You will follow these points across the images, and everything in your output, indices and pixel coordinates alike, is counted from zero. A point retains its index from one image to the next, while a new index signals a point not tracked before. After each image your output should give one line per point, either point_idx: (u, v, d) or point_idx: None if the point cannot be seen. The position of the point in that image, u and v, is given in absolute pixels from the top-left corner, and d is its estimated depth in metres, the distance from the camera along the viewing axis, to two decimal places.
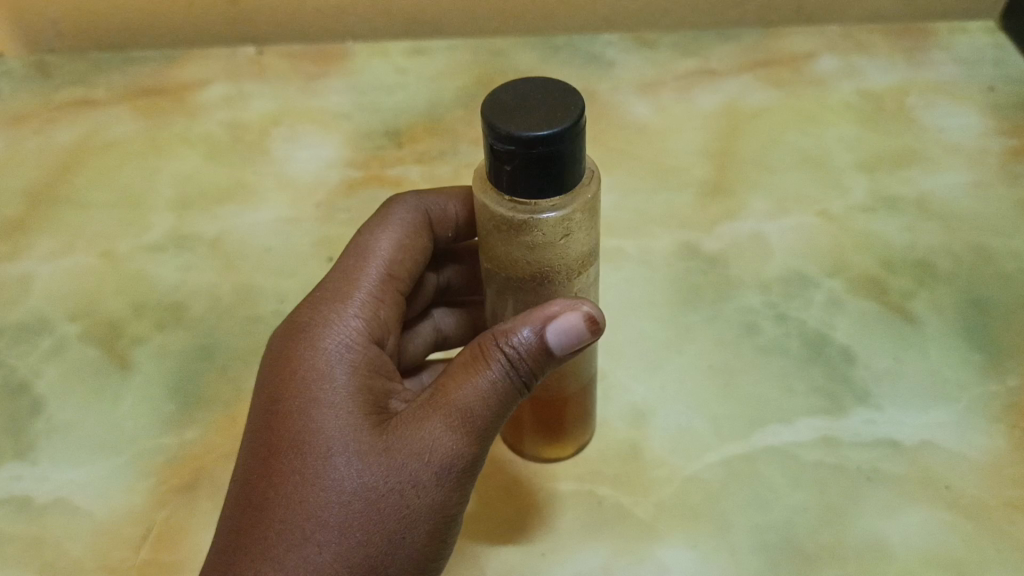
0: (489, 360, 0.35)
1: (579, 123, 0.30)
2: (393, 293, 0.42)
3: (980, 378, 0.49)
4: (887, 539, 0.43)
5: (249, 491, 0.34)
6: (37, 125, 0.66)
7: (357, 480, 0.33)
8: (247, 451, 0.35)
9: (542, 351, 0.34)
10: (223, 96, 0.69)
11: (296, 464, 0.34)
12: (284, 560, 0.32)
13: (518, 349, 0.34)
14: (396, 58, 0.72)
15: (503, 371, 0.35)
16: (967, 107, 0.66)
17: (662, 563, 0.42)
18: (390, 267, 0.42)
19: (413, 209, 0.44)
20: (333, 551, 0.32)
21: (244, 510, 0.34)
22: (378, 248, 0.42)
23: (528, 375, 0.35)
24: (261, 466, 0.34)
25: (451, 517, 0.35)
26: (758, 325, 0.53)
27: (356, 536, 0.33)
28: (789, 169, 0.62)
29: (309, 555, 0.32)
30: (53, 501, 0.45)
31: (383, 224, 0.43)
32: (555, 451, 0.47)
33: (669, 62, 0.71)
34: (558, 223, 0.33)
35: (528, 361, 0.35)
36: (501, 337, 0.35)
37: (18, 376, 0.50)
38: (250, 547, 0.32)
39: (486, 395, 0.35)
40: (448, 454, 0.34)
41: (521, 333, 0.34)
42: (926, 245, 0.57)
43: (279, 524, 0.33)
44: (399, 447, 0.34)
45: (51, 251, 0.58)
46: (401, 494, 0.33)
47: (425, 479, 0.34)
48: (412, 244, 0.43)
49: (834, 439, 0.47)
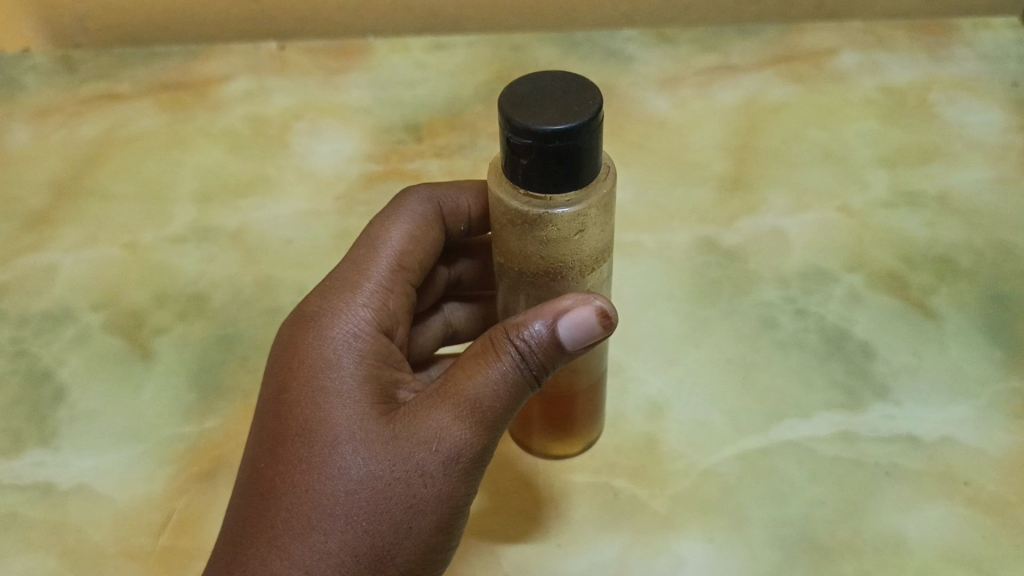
0: (499, 352, 0.35)
1: (596, 118, 0.30)
2: (403, 284, 0.42)
3: (1000, 375, 0.49)
4: (904, 532, 0.43)
5: (256, 479, 0.34)
6: (62, 118, 0.67)
7: (364, 468, 0.33)
8: (256, 438, 0.36)
9: (554, 344, 0.35)
10: (245, 91, 0.69)
11: (303, 452, 0.34)
12: (290, 549, 0.32)
13: (529, 342, 0.34)
14: (416, 54, 0.72)
15: (514, 364, 0.35)
16: (989, 104, 0.66)
17: (678, 557, 0.42)
18: (401, 257, 0.42)
19: (425, 202, 0.44)
20: (338, 540, 0.33)
21: (252, 497, 0.34)
22: (390, 239, 0.42)
23: (538, 368, 0.35)
24: (268, 453, 0.35)
25: (458, 508, 0.35)
26: (776, 319, 0.52)
27: (362, 525, 0.33)
28: (810, 164, 0.62)
29: (316, 544, 0.32)
30: (75, 487, 0.46)
31: (395, 216, 0.43)
32: (564, 446, 0.47)
33: (689, 58, 0.70)
34: (572, 218, 0.33)
35: (539, 355, 0.35)
36: (513, 330, 0.35)
37: (42, 365, 0.51)
38: (256, 535, 0.33)
39: (496, 387, 0.35)
40: (457, 444, 0.34)
41: (532, 327, 0.35)
42: (948, 240, 0.56)
43: (286, 511, 0.33)
44: (406, 436, 0.34)
45: (75, 243, 0.58)
46: (407, 483, 0.34)
47: (433, 469, 0.34)
48: (423, 235, 0.44)
49: (852, 434, 0.47)
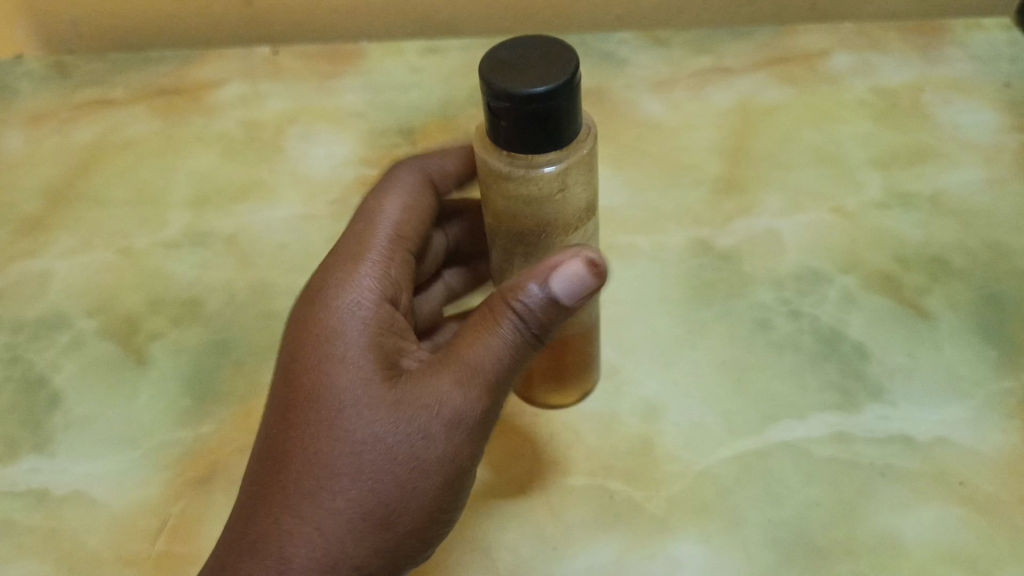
0: (500, 318, 0.35)
1: (574, 80, 0.31)
2: (403, 251, 0.42)
3: (995, 374, 0.49)
4: (901, 534, 0.43)
5: (271, 443, 0.36)
6: (57, 124, 0.67)
7: (371, 432, 0.34)
8: (269, 404, 0.37)
9: (552, 304, 0.35)
10: (239, 96, 0.69)
11: (310, 417, 0.35)
12: (303, 509, 0.34)
13: (528, 303, 0.35)
14: (410, 58, 0.72)
15: (514, 327, 0.35)
16: (981, 104, 0.66)
17: (674, 559, 0.43)
18: (399, 225, 0.43)
19: (414, 171, 0.45)
20: (347, 498, 0.34)
21: (266, 460, 0.35)
22: (388, 209, 0.43)
23: (538, 328, 0.35)
24: (280, 420, 0.36)
25: (465, 467, 0.36)
26: (770, 321, 0.53)
27: (369, 485, 0.34)
28: (803, 166, 0.62)
29: (326, 503, 0.34)
30: (71, 493, 0.46)
31: (390, 187, 0.44)
32: (564, 396, 0.50)
33: (682, 61, 0.70)
34: (555, 176, 0.34)
35: (538, 314, 0.35)
36: (511, 294, 0.35)
37: (37, 370, 0.51)
38: (272, 495, 0.34)
39: (498, 351, 0.36)
40: (459, 406, 0.35)
41: (529, 289, 0.35)
42: (941, 241, 0.57)
43: (297, 473, 0.34)
44: (410, 400, 0.35)
45: (70, 248, 0.58)
46: (412, 444, 0.34)
47: (436, 431, 0.34)
48: (417, 203, 0.44)
49: (847, 435, 0.47)
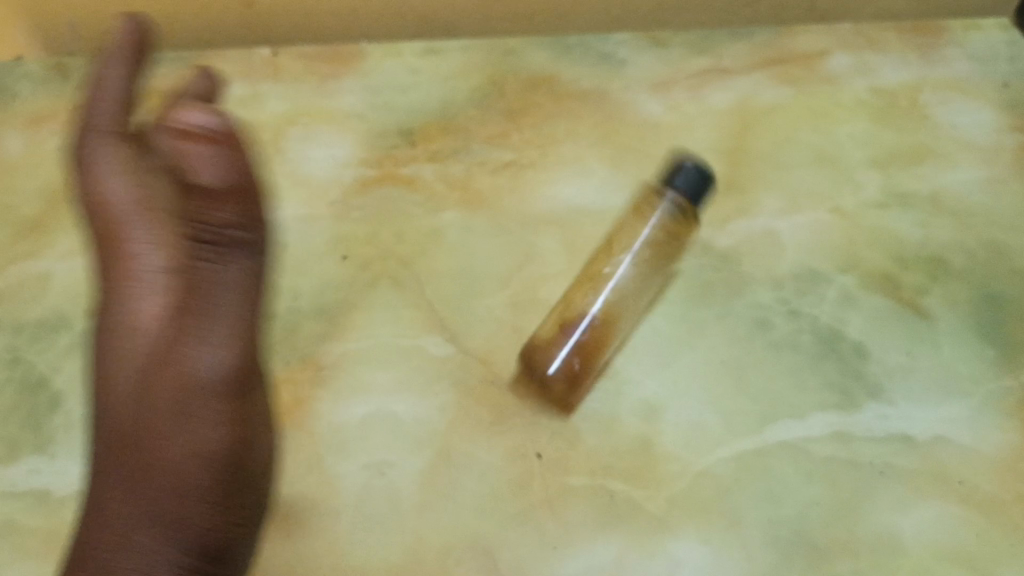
0: (191, 351, 0.47)
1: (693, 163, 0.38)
2: (145, 247, 0.52)
3: (992, 373, 0.50)
4: (898, 532, 0.45)
5: (102, 469, 0.46)
6: (56, 125, 0.67)
7: (165, 448, 0.45)
8: (99, 437, 0.47)
9: (222, 368, 0.46)
10: (237, 97, 0.69)
11: (121, 456, 0.46)
12: (113, 525, 0.43)
13: (209, 368, 0.46)
14: (408, 58, 0.71)
15: (210, 364, 0.46)
16: (980, 104, 0.66)
17: (672, 557, 0.44)
18: (136, 228, 0.53)
19: (163, 149, 0.49)
20: (138, 518, 0.43)
21: (101, 479, 0.45)
22: (133, 222, 0.53)
23: (241, 332, 0.47)
24: (103, 446, 0.46)
25: (222, 505, 0.45)
26: (770, 321, 0.53)
27: (145, 505, 0.44)
28: (803, 166, 0.62)
29: (121, 517, 0.43)
30: (71, 494, 0.47)
31: (118, 177, 0.55)
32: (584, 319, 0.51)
33: (681, 61, 0.70)
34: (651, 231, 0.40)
35: (217, 360, 0.46)
36: (190, 352, 0.47)
37: (37, 372, 0.52)
38: (95, 517, 0.44)
39: (209, 380, 0.46)
40: (202, 432, 0.46)
41: (204, 355, 0.46)
42: (940, 240, 0.57)
43: (111, 493, 0.44)
44: (171, 433, 0.45)
45: (68, 250, 0.58)
46: (173, 493, 0.44)
47: (188, 464, 0.45)
48: (136, 188, 0.54)
49: (846, 434, 0.48)
